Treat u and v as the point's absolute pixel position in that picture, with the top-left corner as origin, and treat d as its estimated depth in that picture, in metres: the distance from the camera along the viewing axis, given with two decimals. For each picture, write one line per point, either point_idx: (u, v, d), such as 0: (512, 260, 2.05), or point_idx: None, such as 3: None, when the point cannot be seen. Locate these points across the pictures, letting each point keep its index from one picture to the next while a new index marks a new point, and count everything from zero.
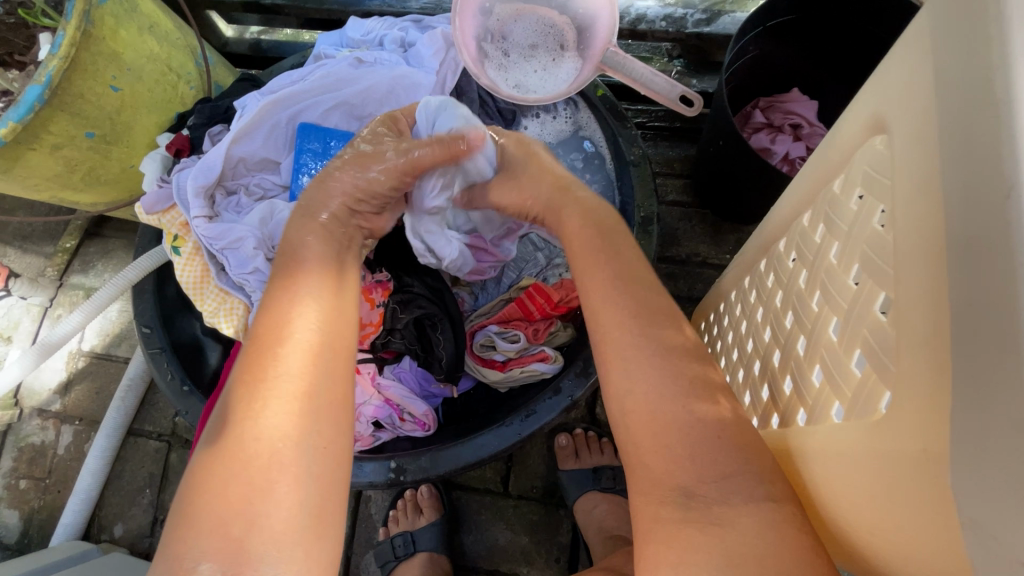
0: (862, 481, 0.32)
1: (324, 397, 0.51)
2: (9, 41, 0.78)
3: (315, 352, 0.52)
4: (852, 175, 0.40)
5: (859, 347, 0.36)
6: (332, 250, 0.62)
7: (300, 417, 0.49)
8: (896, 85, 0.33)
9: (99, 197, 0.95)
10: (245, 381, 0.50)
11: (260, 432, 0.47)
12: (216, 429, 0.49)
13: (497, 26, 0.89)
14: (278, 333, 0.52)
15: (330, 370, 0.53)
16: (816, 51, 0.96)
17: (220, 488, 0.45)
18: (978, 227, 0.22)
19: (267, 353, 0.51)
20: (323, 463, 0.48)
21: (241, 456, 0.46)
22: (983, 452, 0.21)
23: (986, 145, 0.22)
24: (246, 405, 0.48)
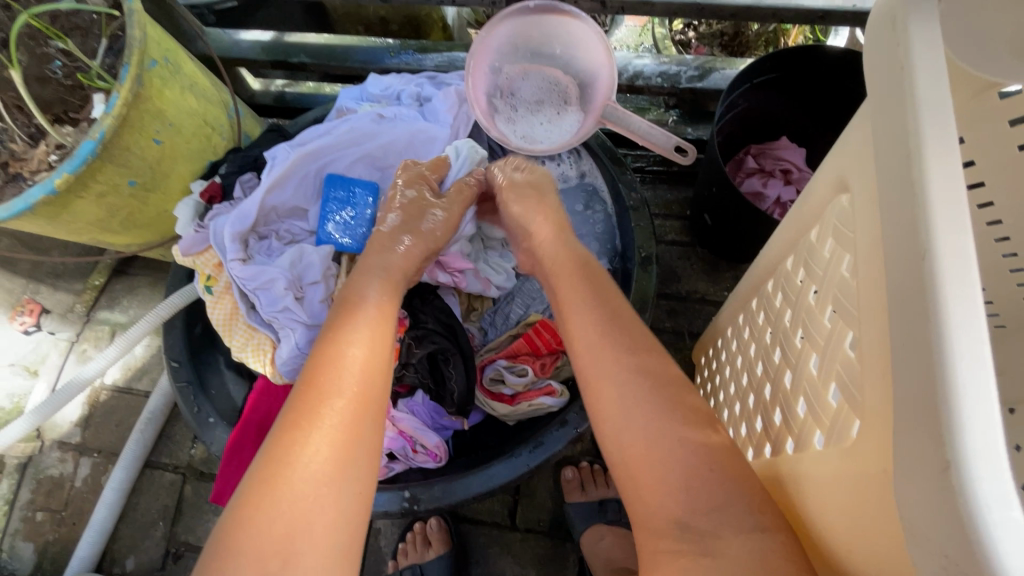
0: (843, 501, 0.35)
1: (366, 444, 0.54)
2: (66, 99, 0.86)
3: (363, 400, 0.56)
4: (824, 227, 0.46)
5: (834, 381, 0.40)
6: (363, 293, 0.68)
7: (345, 462, 0.52)
8: (854, 154, 0.39)
9: (133, 239, 1.02)
10: (297, 420, 0.53)
11: (306, 472, 0.50)
12: (260, 465, 0.51)
13: (505, 83, 0.97)
14: (332, 377, 0.56)
15: (374, 417, 0.56)
16: (801, 103, 1.03)
17: (262, 523, 0.47)
18: (904, 279, 0.27)
19: (318, 398, 0.55)
20: (358, 509, 0.51)
21: (287, 494, 0.49)
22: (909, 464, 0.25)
23: (910, 213, 0.27)
24: (293, 445, 0.51)
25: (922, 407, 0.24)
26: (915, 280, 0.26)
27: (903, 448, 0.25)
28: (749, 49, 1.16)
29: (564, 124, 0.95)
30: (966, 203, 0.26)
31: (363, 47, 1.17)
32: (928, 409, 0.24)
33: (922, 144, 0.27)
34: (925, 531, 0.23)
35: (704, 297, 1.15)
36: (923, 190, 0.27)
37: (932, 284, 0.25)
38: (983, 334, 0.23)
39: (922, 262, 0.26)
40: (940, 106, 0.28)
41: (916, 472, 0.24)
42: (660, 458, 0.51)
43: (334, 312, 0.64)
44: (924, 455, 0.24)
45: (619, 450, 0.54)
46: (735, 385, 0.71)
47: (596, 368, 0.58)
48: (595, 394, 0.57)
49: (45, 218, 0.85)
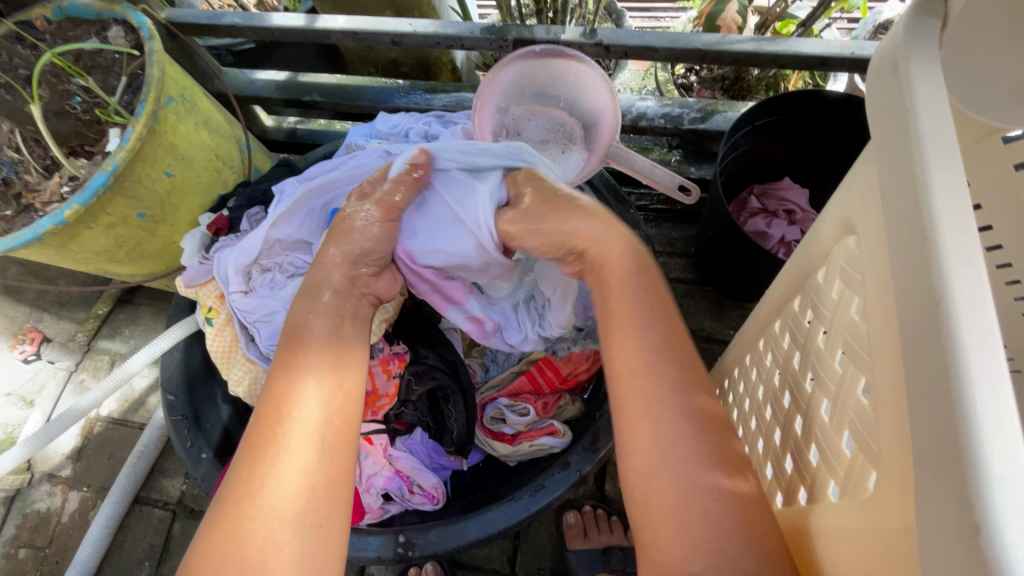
0: (863, 560, 0.33)
1: (322, 477, 0.53)
2: (83, 133, 0.88)
3: (317, 433, 0.54)
4: (831, 269, 0.45)
5: (847, 429, 0.39)
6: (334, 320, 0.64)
7: (298, 499, 0.51)
8: (859, 197, 0.39)
9: (139, 269, 1.02)
10: (247, 459, 0.52)
11: (256, 515, 0.49)
12: (216, 509, 0.51)
13: (511, 122, 1.00)
14: (280, 413, 0.54)
15: (331, 448, 0.55)
16: (803, 144, 1.03)
17: (218, 569, 0.47)
18: (917, 323, 0.26)
19: (268, 433, 0.53)
20: (318, 545, 0.50)
21: (239, 538, 0.48)
22: (931, 522, 0.23)
23: (919, 256, 0.27)
24: (243, 487, 0.51)
25: (943, 459, 0.23)
26: (929, 323, 0.25)
27: (927, 506, 0.24)
28: (750, 92, 1.19)
29: (569, 162, 0.97)
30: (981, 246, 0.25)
31: (374, 86, 1.20)
32: (948, 461, 0.23)
33: (928, 187, 0.27)
34: None
35: (710, 335, 1.14)
36: (933, 231, 0.26)
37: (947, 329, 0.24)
38: (1006, 386, 0.22)
39: (937, 306, 0.25)
40: (947, 147, 0.28)
41: (939, 531, 0.23)
42: (691, 505, 0.48)
43: (285, 341, 0.62)
44: (948, 512, 0.22)
45: (649, 497, 0.50)
46: (743, 428, 0.69)
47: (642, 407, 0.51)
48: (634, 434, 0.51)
49: (53, 247, 0.86)
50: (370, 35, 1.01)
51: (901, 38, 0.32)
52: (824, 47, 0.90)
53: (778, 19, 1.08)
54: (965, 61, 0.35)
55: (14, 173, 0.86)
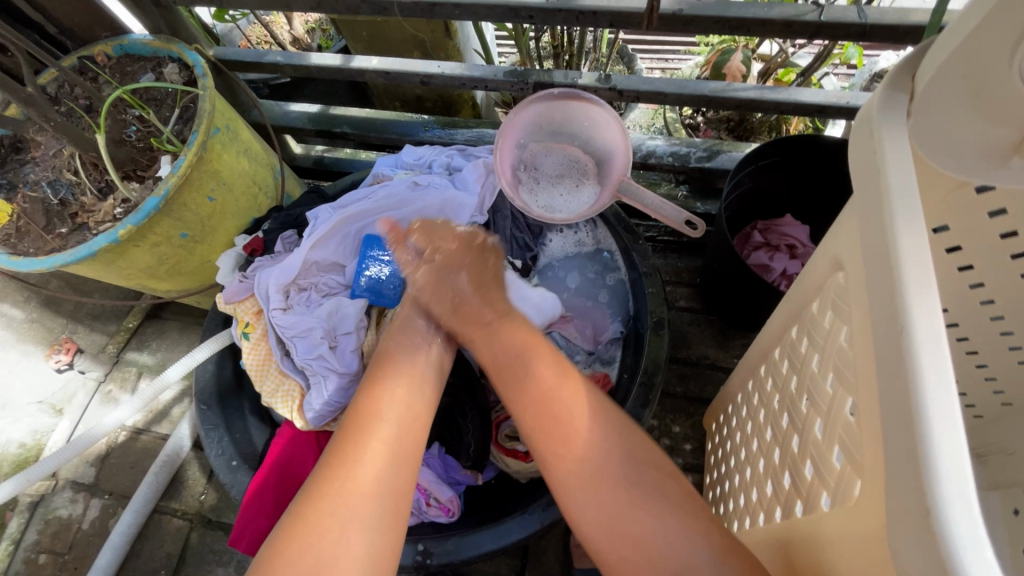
0: (850, 560, 0.38)
1: (391, 487, 0.60)
2: (137, 159, 0.96)
3: (392, 447, 0.63)
4: (824, 301, 0.50)
5: (836, 443, 0.43)
6: (410, 352, 0.76)
7: (371, 502, 0.57)
8: (846, 239, 0.44)
9: (175, 285, 1.08)
10: (331, 462, 0.60)
11: (335, 510, 0.56)
12: (299, 504, 0.57)
13: (529, 158, 1.07)
14: (364, 426, 0.63)
15: (403, 462, 0.62)
16: (804, 184, 1.10)
17: (296, 553, 0.53)
18: (885, 346, 0.32)
19: (353, 443, 0.62)
20: (380, 548, 0.56)
21: (317, 529, 0.54)
22: (898, 511, 0.28)
23: (886, 290, 0.32)
24: (326, 486, 0.58)
25: (906, 456, 0.28)
26: (894, 345, 0.31)
27: (895, 498, 0.29)
28: (753, 133, 1.26)
29: (582, 196, 1.04)
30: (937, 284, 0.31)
31: (400, 121, 1.28)
32: (909, 458, 0.28)
33: (895, 234, 0.33)
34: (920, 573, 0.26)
35: (714, 363, 1.18)
36: (900, 269, 0.32)
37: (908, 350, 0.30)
38: (953, 395, 0.27)
39: (901, 332, 0.30)
40: (910, 200, 0.34)
41: (905, 519, 0.28)
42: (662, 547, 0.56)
43: (371, 369, 0.73)
44: (910, 499, 0.27)
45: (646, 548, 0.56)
46: (746, 450, 0.73)
47: (600, 455, 0.62)
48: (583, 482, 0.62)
49: (103, 263, 0.92)
50: (401, 75, 1.09)
51: (878, 108, 0.38)
52: (823, 96, 0.97)
53: (781, 67, 1.17)
54: (932, 125, 0.41)
55: (72, 195, 0.95)
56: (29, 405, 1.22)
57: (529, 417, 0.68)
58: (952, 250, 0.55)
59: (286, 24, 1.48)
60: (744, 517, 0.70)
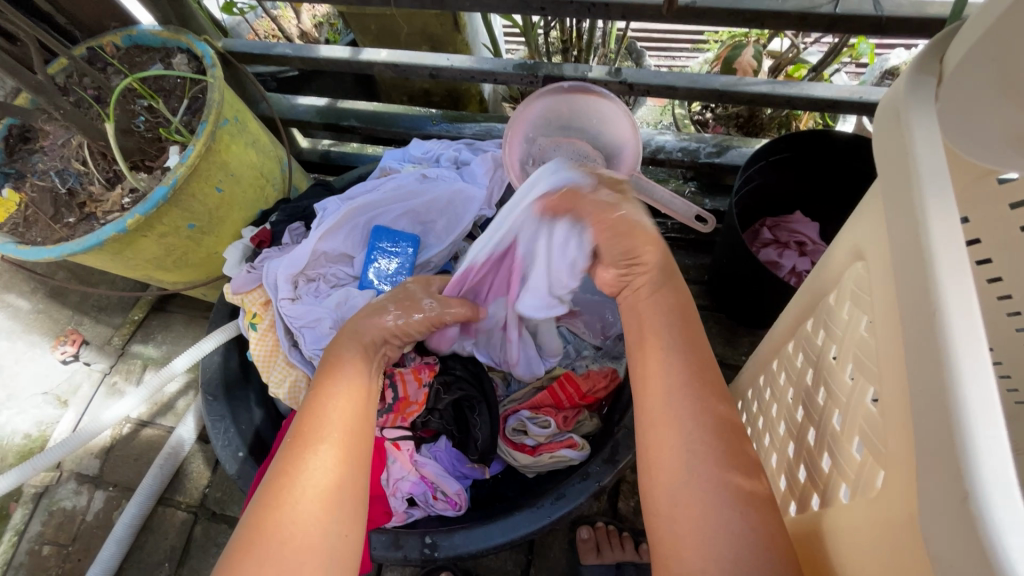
0: (871, 551, 0.37)
1: (349, 488, 0.59)
2: (145, 150, 0.96)
3: (344, 446, 0.61)
4: (842, 292, 0.49)
5: (857, 434, 0.42)
6: (362, 348, 0.73)
7: (331, 506, 0.57)
8: (868, 227, 0.43)
9: (182, 277, 1.08)
10: (282, 468, 0.58)
11: (294, 517, 0.54)
12: (253, 513, 0.55)
13: (537, 152, 1.04)
14: (313, 429, 0.61)
15: (355, 462, 0.61)
16: (814, 181, 1.09)
17: (255, 567, 0.51)
18: (916, 331, 0.31)
19: (306, 446, 0.60)
20: (342, 550, 0.56)
21: (277, 537, 0.53)
22: (933, 497, 0.28)
23: (918, 274, 0.32)
24: (281, 492, 0.56)
25: (942, 441, 0.27)
26: (927, 330, 0.30)
27: (929, 484, 0.28)
28: (763, 130, 1.25)
29: None
30: (969, 267, 0.30)
31: (407, 115, 1.27)
32: (946, 442, 0.27)
33: (926, 219, 0.33)
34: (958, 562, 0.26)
35: (722, 360, 1.17)
36: (931, 253, 0.31)
37: (943, 334, 0.29)
38: (991, 378, 0.27)
39: (934, 316, 0.30)
40: (940, 184, 0.33)
41: (941, 506, 0.27)
42: (711, 524, 0.51)
43: (316, 367, 0.69)
44: (947, 484, 0.27)
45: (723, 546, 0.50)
46: (757, 445, 0.73)
47: (675, 417, 0.57)
48: (660, 441, 0.57)
49: (110, 253, 0.92)
50: (410, 68, 1.09)
51: (905, 91, 0.37)
52: (834, 91, 0.96)
53: (791, 64, 1.15)
54: (959, 112, 0.40)
55: (80, 184, 0.95)
56: (34, 396, 1.21)
57: (649, 394, 0.60)
58: (971, 242, 0.54)
59: (294, 18, 1.47)
60: None
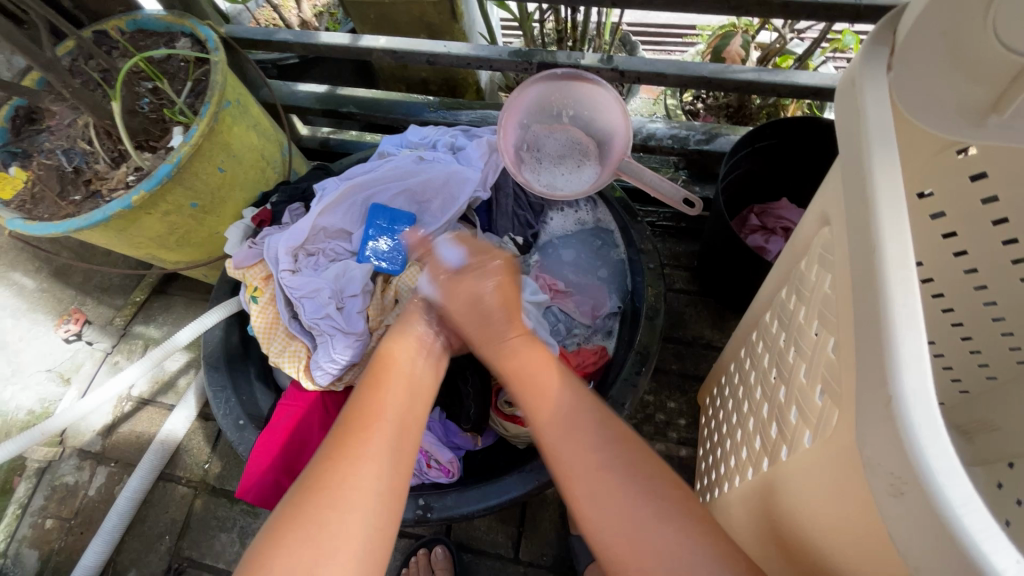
0: (824, 481, 0.40)
1: (389, 484, 0.58)
2: (149, 130, 0.99)
3: (392, 443, 0.61)
4: (810, 257, 0.53)
5: (819, 382, 0.46)
6: (415, 354, 0.74)
7: (370, 496, 0.56)
8: (830, 191, 0.47)
9: (184, 256, 1.11)
10: (332, 454, 0.58)
11: (335, 501, 0.54)
12: (298, 491, 0.56)
13: (531, 138, 1.09)
14: (366, 420, 0.62)
15: (399, 462, 0.61)
16: (800, 168, 1.12)
17: (291, 547, 0.51)
18: (858, 260, 0.33)
19: (354, 435, 0.60)
20: (374, 546, 0.54)
21: (316, 518, 0.53)
22: (862, 402, 0.29)
23: (861, 210, 0.34)
24: (325, 476, 0.56)
25: (871, 348, 0.29)
26: (866, 254, 0.32)
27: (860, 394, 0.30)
28: (752, 120, 1.29)
29: (583, 176, 1.06)
30: (904, 201, 0.32)
31: (405, 102, 1.30)
32: (874, 349, 0.29)
33: (870, 163, 0.35)
34: (887, 460, 0.27)
35: (709, 343, 1.21)
36: (872, 192, 0.34)
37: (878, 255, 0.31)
38: (914, 289, 0.29)
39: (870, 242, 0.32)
40: (885, 134, 0.36)
41: (868, 409, 0.29)
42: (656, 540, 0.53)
43: (373, 366, 0.70)
44: (871, 388, 0.29)
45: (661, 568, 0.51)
46: (738, 414, 0.76)
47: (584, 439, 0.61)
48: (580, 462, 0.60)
49: (115, 230, 0.94)
50: (408, 54, 1.12)
51: (860, 59, 0.40)
52: (818, 78, 1.00)
53: (778, 55, 1.18)
54: (913, 82, 0.43)
55: (86, 163, 0.97)
56: (38, 372, 1.23)
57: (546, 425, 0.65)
58: (936, 216, 0.58)
59: (295, 7, 1.50)
60: (733, 476, 0.72)
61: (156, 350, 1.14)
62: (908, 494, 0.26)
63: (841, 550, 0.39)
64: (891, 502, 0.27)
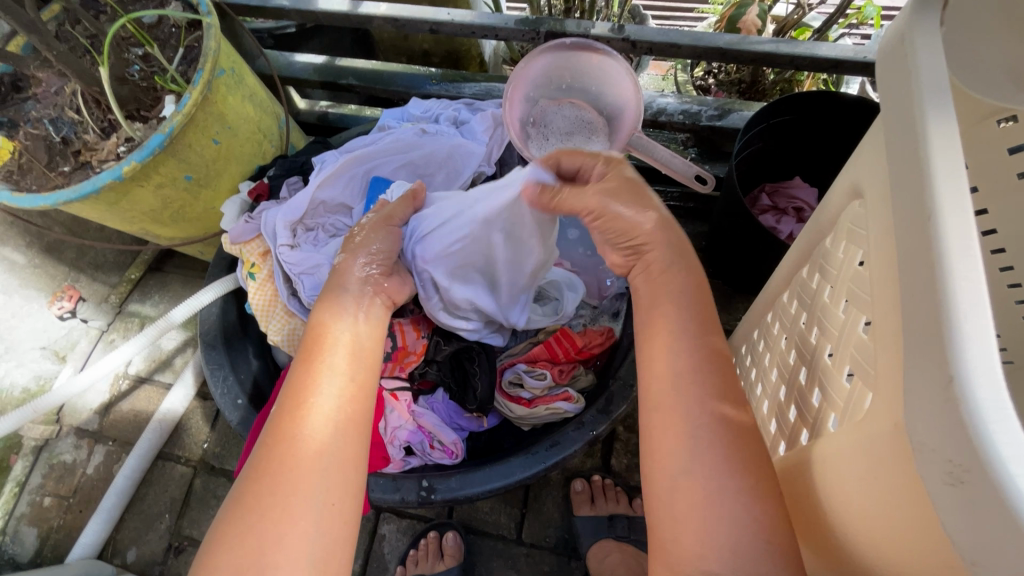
0: (854, 464, 0.38)
1: (334, 458, 0.55)
2: (140, 98, 0.95)
3: (330, 416, 0.57)
4: (838, 233, 0.50)
5: (848, 364, 0.43)
6: (356, 314, 0.68)
7: (313, 477, 0.53)
8: (867, 163, 0.43)
9: (179, 232, 1.07)
10: (267, 442, 0.55)
11: (276, 490, 0.52)
12: (240, 486, 0.54)
13: (537, 113, 1.03)
14: (299, 399, 0.58)
15: (344, 434, 0.57)
16: (814, 145, 1.09)
17: (237, 541, 0.50)
18: (911, 229, 0.30)
19: (289, 418, 0.56)
20: (330, 523, 0.52)
21: (258, 509, 0.51)
22: (913, 381, 0.27)
23: (916, 177, 0.31)
24: (264, 467, 0.53)
25: (927, 321, 0.27)
26: (920, 224, 0.30)
27: (912, 372, 0.28)
28: (764, 96, 1.24)
29: (592, 151, 1.00)
30: (965, 165, 0.29)
31: (406, 73, 1.25)
32: (931, 323, 0.27)
33: (928, 126, 0.32)
34: (943, 447, 0.25)
35: (717, 325, 1.18)
36: (927, 155, 0.31)
37: (933, 227, 0.28)
38: (975, 258, 0.26)
39: (928, 210, 0.29)
40: (941, 93, 0.32)
41: (920, 389, 0.27)
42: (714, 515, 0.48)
43: (306, 340, 0.64)
44: (925, 360, 0.27)
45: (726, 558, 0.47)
46: (749, 397, 0.74)
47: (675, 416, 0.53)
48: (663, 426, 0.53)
49: (106, 203, 0.91)
50: (410, 22, 1.06)
51: (910, 14, 0.36)
52: (838, 50, 0.95)
53: (795, 27, 1.13)
54: (960, 41, 0.40)
55: (74, 133, 0.93)
56: (33, 350, 1.21)
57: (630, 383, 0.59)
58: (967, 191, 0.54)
59: None
60: None
61: (152, 326, 1.11)
62: (967, 484, 0.24)
63: (873, 536, 0.38)
64: (946, 491, 0.25)
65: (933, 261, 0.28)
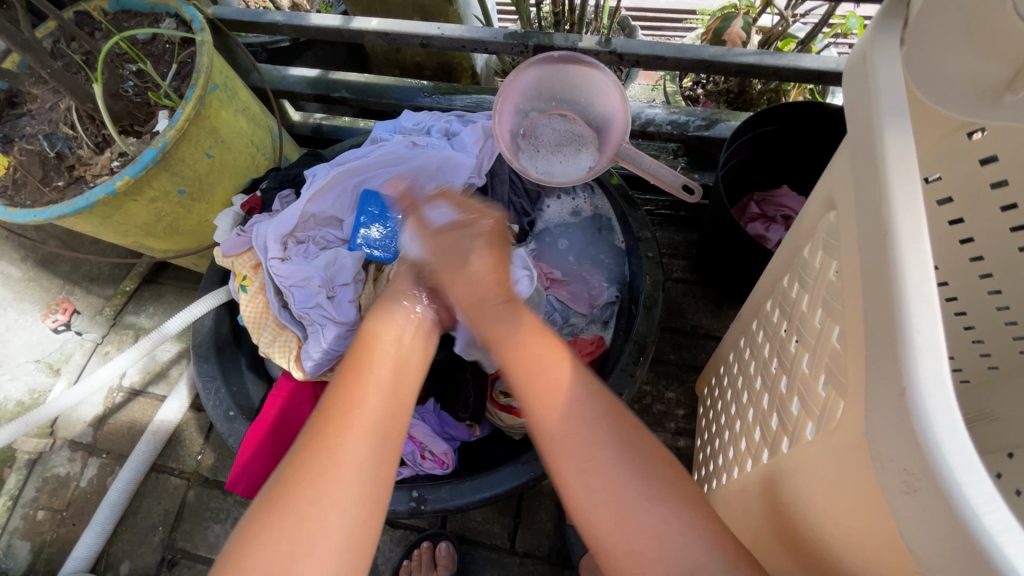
0: (826, 469, 0.39)
1: (373, 471, 0.56)
2: (134, 114, 0.96)
3: (373, 429, 0.59)
4: (815, 243, 0.51)
5: (823, 373, 0.44)
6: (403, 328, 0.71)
7: (349, 487, 0.54)
8: (837, 178, 0.44)
9: (173, 244, 1.08)
10: (308, 446, 0.56)
11: (314, 495, 0.53)
12: (274, 488, 0.54)
13: (528, 126, 1.06)
14: (348, 409, 0.59)
15: (383, 447, 0.58)
16: (801, 155, 1.10)
17: (270, 543, 0.50)
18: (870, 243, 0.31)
19: (332, 428, 0.57)
20: (358, 538, 0.53)
21: (293, 515, 0.51)
22: (872, 390, 0.28)
23: (874, 194, 0.32)
24: (304, 471, 0.54)
25: (883, 332, 0.28)
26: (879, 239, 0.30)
27: (871, 381, 0.29)
28: (752, 106, 1.26)
29: (580, 162, 1.03)
30: (919, 181, 0.30)
31: (399, 86, 1.26)
32: (886, 334, 0.28)
33: (885, 144, 0.33)
34: (898, 455, 0.26)
35: (708, 333, 1.19)
36: (885, 173, 0.32)
37: (891, 243, 0.29)
38: (929, 271, 0.27)
39: (885, 226, 0.30)
40: (900, 113, 0.33)
41: (878, 398, 0.28)
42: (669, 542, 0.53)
43: (352, 350, 0.67)
44: (881, 370, 0.28)
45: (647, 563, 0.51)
46: (736, 406, 0.74)
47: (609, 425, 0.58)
48: (608, 429, 0.58)
49: (99, 217, 0.92)
50: (401, 37, 1.08)
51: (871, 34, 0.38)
52: (822, 61, 0.97)
53: (780, 38, 1.15)
54: (925, 59, 0.41)
55: (69, 148, 0.94)
56: (27, 363, 1.21)
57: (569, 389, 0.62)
58: (943, 202, 0.55)
59: None
60: (731, 469, 0.71)
61: (146, 339, 1.11)
62: (920, 492, 0.25)
63: (848, 545, 0.38)
64: (903, 499, 0.26)
65: (889, 275, 0.29)
